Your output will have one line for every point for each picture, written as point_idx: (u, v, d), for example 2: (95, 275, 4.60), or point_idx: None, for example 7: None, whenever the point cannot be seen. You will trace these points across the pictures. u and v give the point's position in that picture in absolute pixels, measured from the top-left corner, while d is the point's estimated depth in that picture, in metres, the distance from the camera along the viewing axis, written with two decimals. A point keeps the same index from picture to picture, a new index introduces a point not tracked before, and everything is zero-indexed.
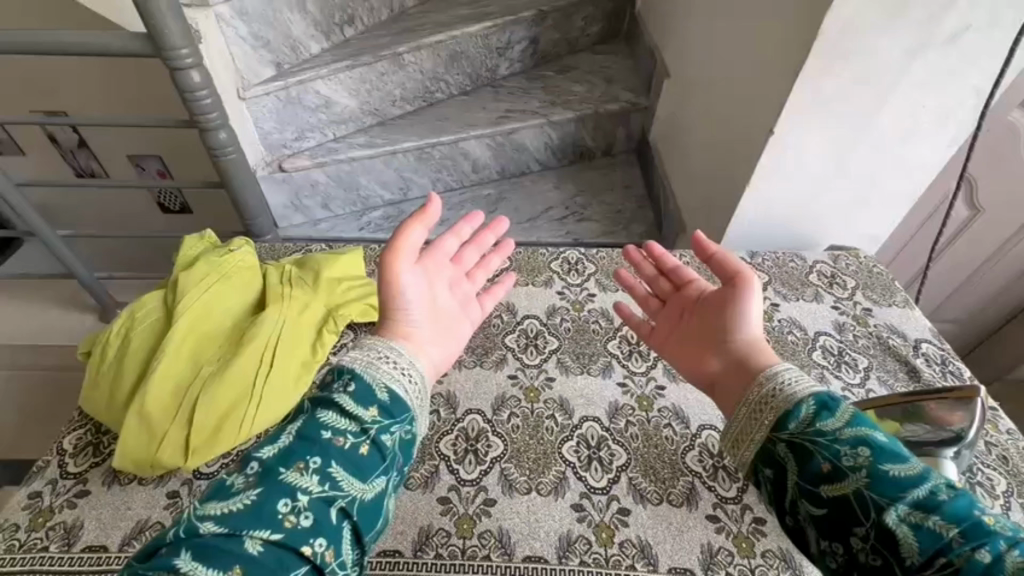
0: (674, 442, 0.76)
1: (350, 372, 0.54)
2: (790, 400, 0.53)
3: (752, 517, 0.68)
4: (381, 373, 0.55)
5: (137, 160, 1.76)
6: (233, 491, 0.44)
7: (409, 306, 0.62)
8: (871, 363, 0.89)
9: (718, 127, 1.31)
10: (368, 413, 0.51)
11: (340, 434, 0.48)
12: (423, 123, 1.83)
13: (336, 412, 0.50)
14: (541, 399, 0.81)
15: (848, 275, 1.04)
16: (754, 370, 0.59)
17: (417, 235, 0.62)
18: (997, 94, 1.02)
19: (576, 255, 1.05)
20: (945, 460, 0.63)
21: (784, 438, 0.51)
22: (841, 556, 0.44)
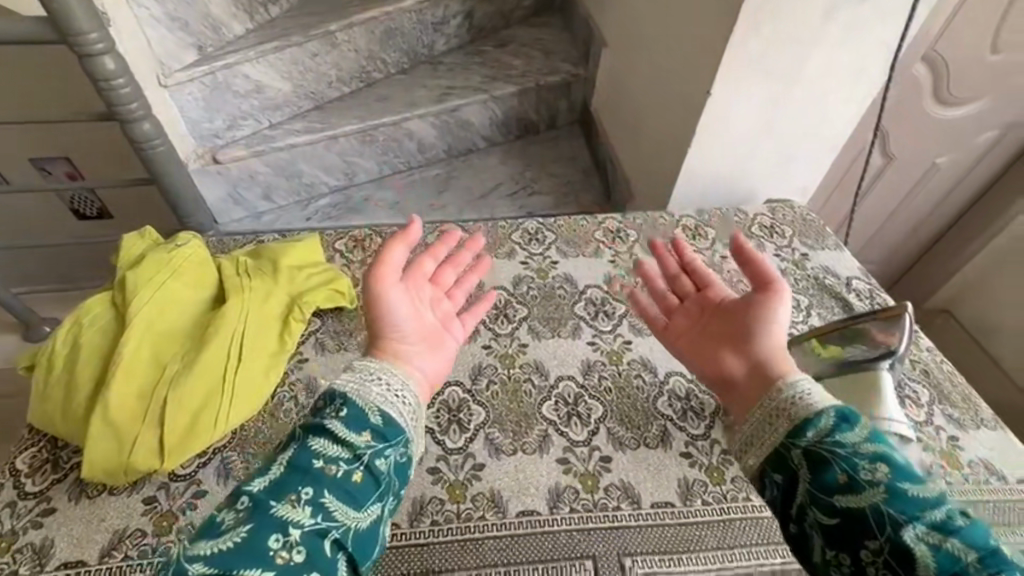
0: (645, 391, 0.81)
1: (342, 397, 0.53)
2: (809, 409, 0.51)
3: (720, 449, 0.75)
4: (374, 397, 0.54)
5: (41, 163, 1.59)
6: (223, 528, 0.43)
7: (397, 326, 0.61)
8: (811, 301, 0.97)
9: (657, 95, 1.37)
10: (361, 437, 0.51)
11: (333, 462, 0.48)
12: (364, 105, 1.77)
13: (328, 439, 0.50)
14: (517, 364, 0.84)
15: (785, 224, 1.12)
16: (770, 375, 0.57)
17: (397, 256, 0.63)
18: (902, 48, 1.11)
19: (535, 225, 1.08)
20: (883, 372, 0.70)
21: (799, 446, 0.49)
22: (847, 568, 0.42)
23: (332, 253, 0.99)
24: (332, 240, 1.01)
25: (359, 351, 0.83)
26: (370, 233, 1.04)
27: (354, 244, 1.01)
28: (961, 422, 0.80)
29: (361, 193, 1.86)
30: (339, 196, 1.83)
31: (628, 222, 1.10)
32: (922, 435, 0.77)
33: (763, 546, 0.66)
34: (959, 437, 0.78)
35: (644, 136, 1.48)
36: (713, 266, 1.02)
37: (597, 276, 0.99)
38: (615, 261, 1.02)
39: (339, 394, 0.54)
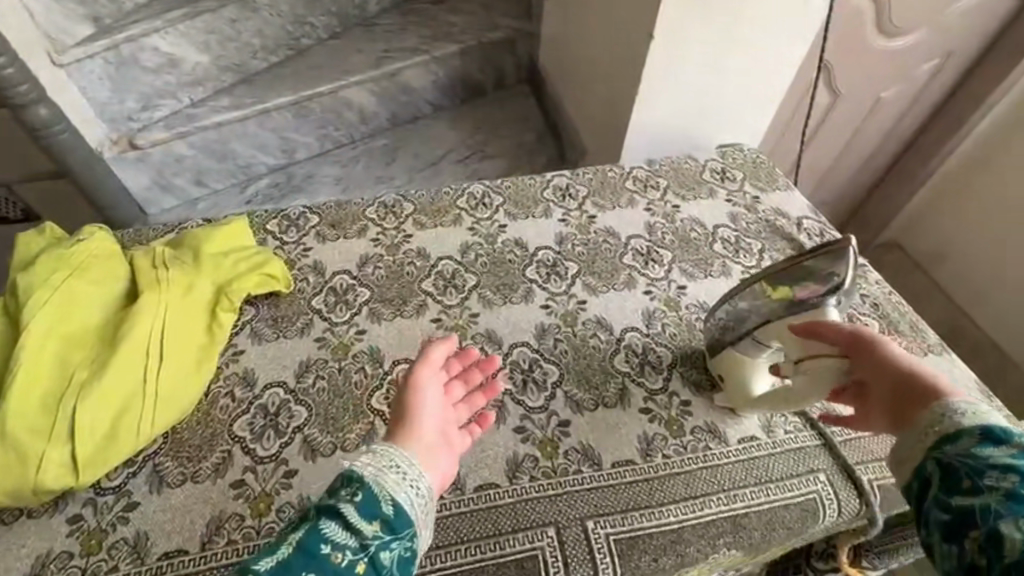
0: (601, 350, 0.79)
1: (358, 479, 0.53)
2: (952, 424, 0.48)
3: (679, 402, 0.74)
4: (389, 482, 0.53)
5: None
6: None
7: (425, 419, 0.60)
8: (764, 245, 0.96)
9: (603, 43, 1.32)
10: (370, 526, 0.50)
11: (338, 549, 0.49)
12: (295, 74, 1.66)
13: (338, 524, 0.50)
14: (468, 335, 0.80)
15: (735, 168, 1.10)
16: (915, 410, 0.52)
17: (440, 352, 0.65)
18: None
19: (480, 189, 1.03)
20: (827, 309, 0.65)
21: (936, 456, 0.47)
22: (954, 559, 0.42)
23: (264, 236, 0.92)
24: (262, 222, 0.94)
25: (299, 337, 0.79)
26: (303, 211, 0.97)
27: (287, 225, 0.94)
28: (909, 350, 0.81)
29: (303, 171, 1.74)
30: (279, 176, 1.72)
31: (578, 179, 1.06)
32: None
33: (724, 494, 0.66)
34: None
35: (593, 88, 1.42)
36: (666, 217, 1.00)
37: (547, 237, 0.95)
38: (565, 219, 0.99)
39: (361, 475, 0.53)
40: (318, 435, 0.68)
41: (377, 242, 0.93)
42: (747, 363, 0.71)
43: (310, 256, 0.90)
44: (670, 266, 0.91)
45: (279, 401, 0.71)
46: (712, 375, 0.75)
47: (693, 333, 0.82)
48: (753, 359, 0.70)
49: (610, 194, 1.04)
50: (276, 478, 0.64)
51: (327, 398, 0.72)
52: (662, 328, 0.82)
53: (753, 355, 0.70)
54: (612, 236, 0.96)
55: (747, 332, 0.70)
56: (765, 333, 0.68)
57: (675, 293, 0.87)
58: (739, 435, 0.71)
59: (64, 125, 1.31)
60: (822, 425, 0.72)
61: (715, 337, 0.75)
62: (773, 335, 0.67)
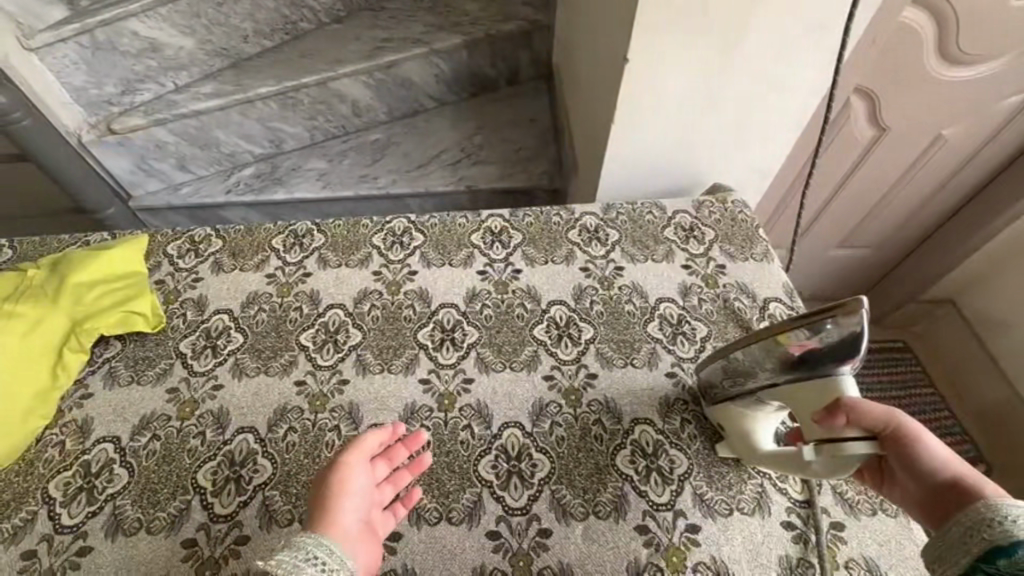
0: (468, 448, 0.68)
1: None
2: (1005, 533, 0.42)
3: (537, 530, 0.62)
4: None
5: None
6: None
7: (347, 506, 0.56)
8: (711, 332, 0.80)
9: (599, 51, 1.16)
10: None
11: None
12: (285, 61, 1.60)
13: None
14: (327, 408, 0.71)
15: (707, 225, 0.93)
16: (954, 506, 0.47)
17: (375, 439, 0.61)
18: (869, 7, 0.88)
19: (403, 225, 0.92)
20: (843, 376, 0.56)
21: (988, 570, 0.42)
22: None
23: (160, 258, 0.87)
24: (164, 243, 0.89)
25: (152, 385, 0.73)
26: (210, 233, 0.90)
27: (187, 248, 0.88)
28: (852, 503, 0.64)
29: (288, 163, 1.69)
30: (265, 165, 1.68)
31: (516, 222, 0.93)
32: (794, 515, 0.63)
33: None
34: (844, 524, 0.63)
35: (593, 101, 1.24)
36: (603, 281, 0.85)
37: (457, 292, 0.84)
38: (485, 272, 0.87)
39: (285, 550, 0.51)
40: (127, 509, 0.63)
41: (272, 279, 0.85)
42: (742, 414, 0.65)
43: (197, 288, 0.84)
44: (586, 346, 0.78)
45: (104, 459, 0.66)
46: (711, 422, 0.70)
47: (584, 439, 0.69)
48: (745, 410, 0.65)
49: (547, 244, 0.90)
50: (68, 554, 0.60)
51: (154, 463, 0.66)
52: (551, 428, 0.70)
53: (751, 408, 0.64)
54: (532, 298, 0.83)
55: (751, 391, 0.63)
56: (771, 393, 0.60)
57: (580, 383, 0.74)
58: None
59: (22, 111, 1.32)
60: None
61: (714, 383, 0.68)
62: (783, 399, 0.59)
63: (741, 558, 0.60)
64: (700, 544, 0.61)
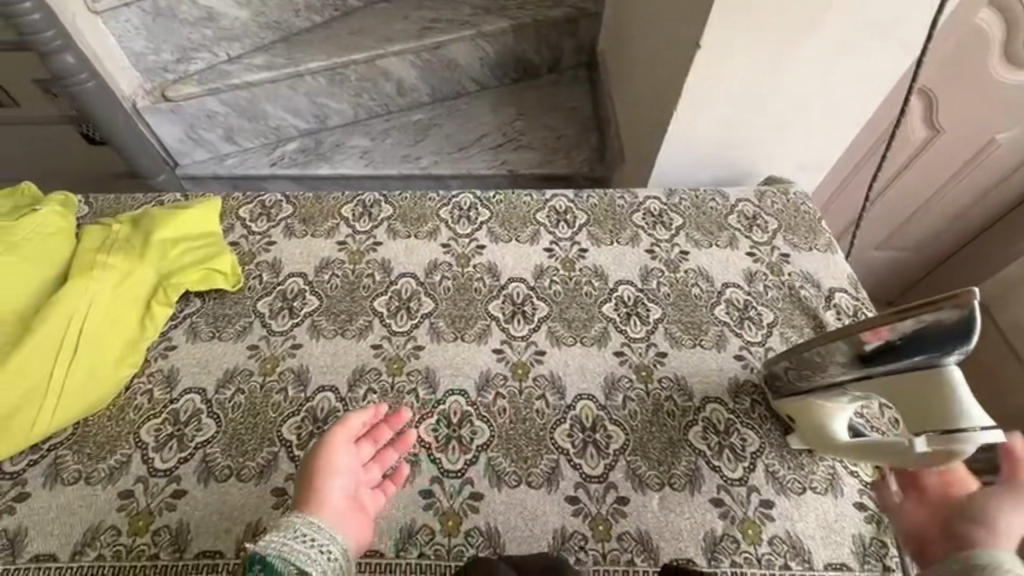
0: (544, 416, 0.70)
1: (261, 562, 0.48)
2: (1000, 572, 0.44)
3: (614, 497, 0.63)
4: (295, 557, 0.49)
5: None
6: None
7: (333, 485, 0.56)
8: (778, 318, 0.81)
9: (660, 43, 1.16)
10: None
11: None
12: (335, 37, 1.61)
13: None
14: (404, 372, 0.73)
15: (770, 215, 0.94)
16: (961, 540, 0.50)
17: (360, 419, 0.61)
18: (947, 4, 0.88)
19: (470, 200, 0.94)
20: (951, 369, 0.54)
21: None
22: None
23: (233, 221, 0.89)
24: (237, 206, 0.90)
25: (233, 341, 0.75)
26: (280, 199, 0.92)
27: (259, 213, 0.90)
28: None
29: (332, 139, 1.70)
30: (309, 141, 1.69)
31: (580, 203, 0.94)
32: (866, 497, 0.65)
33: None
34: None
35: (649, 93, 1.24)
36: (668, 264, 0.86)
37: (526, 267, 0.85)
38: (551, 250, 0.88)
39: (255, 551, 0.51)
40: (217, 457, 0.65)
41: (343, 246, 0.87)
42: (819, 408, 0.65)
43: (272, 251, 0.85)
44: (655, 326, 0.79)
45: (192, 409, 0.68)
46: (779, 414, 0.70)
47: (657, 413, 0.70)
48: (823, 402, 0.65)
49: (612, 226, 0.91)
50: (163, 496, 0.62)
51: (240, 415, 0.68)
52: (623, 402, 0.71)
53: (829, 401, 0.64)
54: (599, 277, 0.84)
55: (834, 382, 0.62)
56: (857, 385, 0.60)
57: (650, 360, 0.75)
58: (674, 558, 0.60)
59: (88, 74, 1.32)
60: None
61: (778, 375, 0.69)
62: (874, 390, 0.59)
63: (816, 534, 0.62)
64: (775, 519, 0.63)
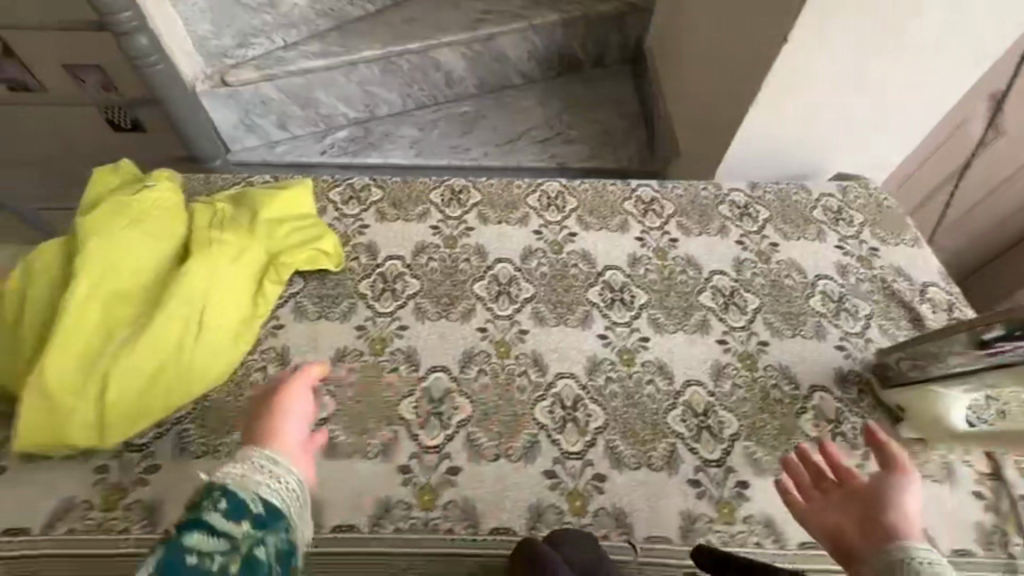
0: (656, 401, 0.70)
1: (221, 488, 0.47)
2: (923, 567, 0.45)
3: (736, 481, 0.64)
4: (253, 483, 0.48)
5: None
6: None
7: (290, 424, 0.56)
8: (874, 310, 0.81)
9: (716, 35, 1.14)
10: (239, 527, 0.45)
11: (205, 557, 0.43)
12: (388, 25, 1.61)
13: (203, 533, 0.44)
14: (512, 355, 0.73)
15: (855, 209, 0.94)
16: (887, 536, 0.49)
17: (314, 371, 0.62)
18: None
19: (556, 188, 0.94)
20: None
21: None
22: None
23: (325, 203, 0.89)
24: (327, 188, 0.90)
25: (341, 321, 0.75)
26: (368, 183, 0.92)
27: (349, 196, 0.90)
28: None
29: (381, 128, 1.70)
30: (358, 130, 1.69)
31: (665, 193, 0.95)
32: (981, 486, 0.67)
33: None
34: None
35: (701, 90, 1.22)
36: (759, 255, 0.87)
37: (619, 255, 0.86)
38: (642, 239, 0.88)
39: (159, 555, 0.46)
40: (340, 434, 0.65)
41: (436, 231, 0.87)
42: (939, 399, 0.67)
43: (367, 234, 0.85)
44: (754, 315, 0.80)
45: (309, 387, 0.69)
46: (890, 405, 0.71)
47: (767, 400, 0.71)
48: (943, 392, 0.66)
49: (699, 217, 0.92)
50: None
51: (356, 395, 0.69)
52: (732, 389, 0.72)
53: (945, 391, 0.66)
54: (693, 267, 0.85)
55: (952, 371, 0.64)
56: (995, 374, 0.61)
57: (753, 349, 0.76)
58: (801, 542, 0.61)
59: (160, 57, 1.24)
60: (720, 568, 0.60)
61: (890, 365, 0.71)
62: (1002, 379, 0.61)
63: (936, 522, 0.64)
64: None
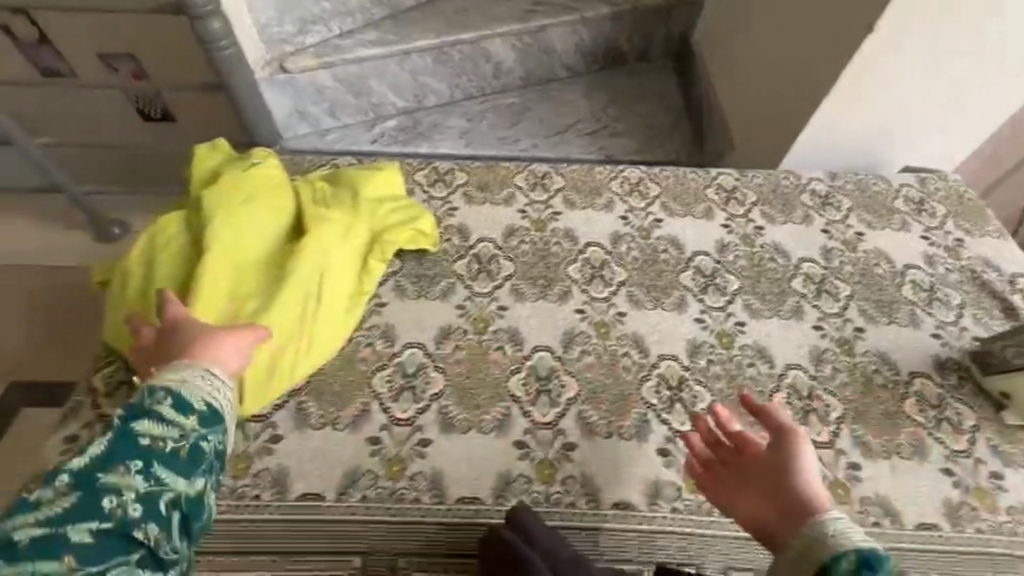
0: (759, 383, 0.71)
1: (166, 389, 0.52)
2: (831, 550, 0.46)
3: (847, 463, 0.66)
4: (200, 390, 0.54)
5: (32, 56, 1.30)
6: (40, 503, 0.46)
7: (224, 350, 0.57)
8: (965, 300, 0.82)
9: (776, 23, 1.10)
10: (188, 420, 0.52)
11: (158, 440, 0.50)
12: (440, 15, 1.62)
13: (151, 421, 0.50)
14: (613, 336, 0.74)
15: (936, 201, 0.94)
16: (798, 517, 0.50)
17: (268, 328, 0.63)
18: None
19: (637, 175, 0.94)
20: None
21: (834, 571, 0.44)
22: None
23: (413, 185, 0.89)
24: (412, 171, 0.91)
25: (441, 300, 0.76)
26: (452, 166, 0.93)
27: (435, 178, 0.90)
28: None
29: (430, 118, 1.70)
30: (407, 119, 1.69)
31: (746, 182, 0.95)
32: None
33: None
34: None
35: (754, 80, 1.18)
36: (846, 244, 0.87)
37: (707, 242, 0.86)
38: (728, 226, 0.88)
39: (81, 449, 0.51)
40: (454, 409, 0.66)
41: (524, 214, 0.87)
42: None
43: (457, 216, 0.86)
44: (847, 302, 0.80)
45: (418, 363, 0.70)
46: (993, 392, 0.72)
47: (870, 385, 0.72)
48: None
49: (782, 206, 0.92)
50: (410, 444, 0.63)
51: (465, 371, 0.69)
52: (833, 373, 0.73)
53: None
54: (781, 254, 0.85)
55: None
56: None
57: (850, 335, 0.76)
58: (917, 522, 0.63)
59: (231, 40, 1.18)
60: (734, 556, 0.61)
61: (993, 353, 0.72)
62: None
63: None
64: (1007, 490, 0.65)
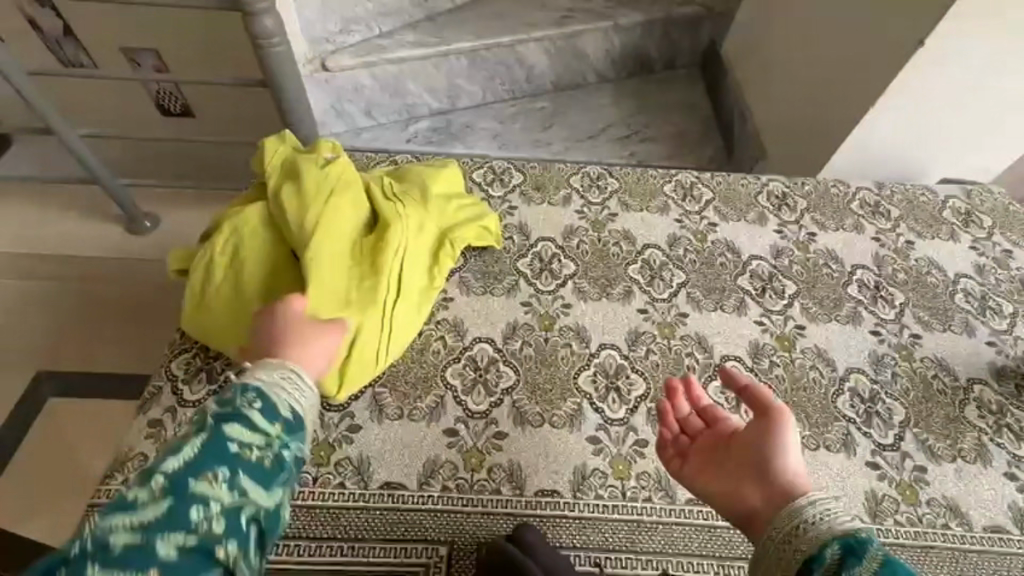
0: (822, 385, 0.73)
1: (256, 391, 0.52)
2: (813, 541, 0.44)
3: (913, 465, 0.67)
4: (285, 394, 0.53)
5: (58, 48, 1.31)
6: (137, 505, 0.42)
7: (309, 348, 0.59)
8: (1017, 309, 0.84)
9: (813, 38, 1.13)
10: (273, 428, 0.51)
11: (246, 447, 0.48)
12: (477, 19, 1.64)
13: (242, 426, 0.49)
14: (677, 336, 0.75)
15: (983, 213, 0.95)
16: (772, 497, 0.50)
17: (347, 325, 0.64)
18: None
19: (689, 179, 0.95)
20: None
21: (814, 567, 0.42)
22: None
23: (471, 183, 0.90)
24: (471, 170, 0.92)
25: (506, 297, 0.76)
26: (508, 166, 0.94)
27: (493, 177, 0.91)
28: None
29: (462, 120, 1.71)
30: (439, 120, 1.71)
31: (795, 189, 0.96)
32: None
33: None
34: None
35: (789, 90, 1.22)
36: (897, 253, 0.88)
37: (762, 247, 0.87)
38: (781, 232, 0.89)
39: (166, 452, 0.48)
40: (527, 404, 0.68)
41: (582, 215, 0.88)
42: None
43: (516, 216, 0.87)
44: (902, 309, 0.81)
45: (488, 358, 0.71)
46: None
47: (930, 389, 0.74)
48: None
49: (833, 212, 0.93)
50: (486, 436, 0.65)
51: (534, 366, 0.71)
52: (893, 377, 0.74)
53: None
54: (835, 260, 0.86)
55: None
56: None
57: (908, 341, 0.78)
58: (983, 524, 0.64)
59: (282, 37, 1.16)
60: (745, 554, 0.61)
61: None
62: None
63: None
64: None
